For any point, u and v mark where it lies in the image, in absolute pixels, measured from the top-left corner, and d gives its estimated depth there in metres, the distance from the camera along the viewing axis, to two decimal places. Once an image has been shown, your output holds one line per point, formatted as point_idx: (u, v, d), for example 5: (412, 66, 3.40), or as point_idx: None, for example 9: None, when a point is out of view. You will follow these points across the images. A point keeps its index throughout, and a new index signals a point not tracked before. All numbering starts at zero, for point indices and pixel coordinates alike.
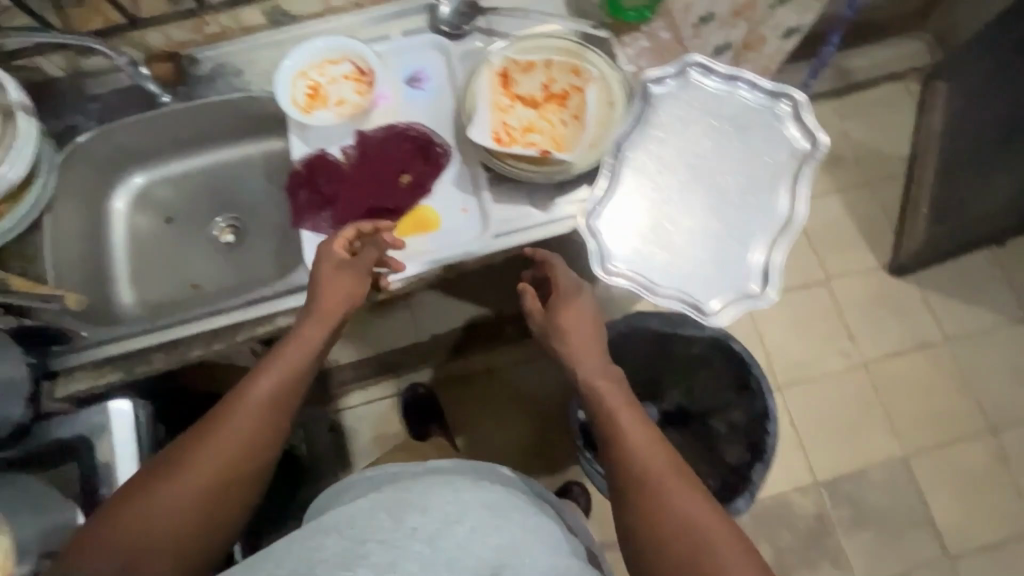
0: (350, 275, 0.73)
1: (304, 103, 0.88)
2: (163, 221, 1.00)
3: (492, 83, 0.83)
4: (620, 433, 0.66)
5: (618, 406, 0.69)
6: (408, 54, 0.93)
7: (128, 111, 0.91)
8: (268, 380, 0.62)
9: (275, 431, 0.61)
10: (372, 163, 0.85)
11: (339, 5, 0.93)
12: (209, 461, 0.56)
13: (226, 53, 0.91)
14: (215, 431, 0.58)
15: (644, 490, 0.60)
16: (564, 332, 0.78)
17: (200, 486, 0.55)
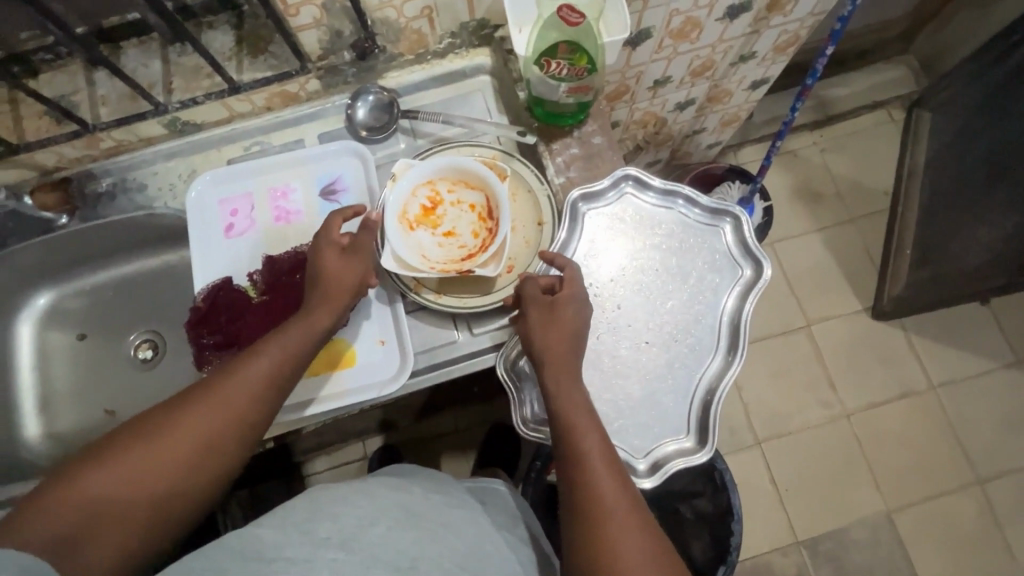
0: (360, 259, 0.71)
1: (413, 218, 0.76)
2: (77, 337, 0.94)
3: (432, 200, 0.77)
4: (584, 465, 0.58)
5: (588, 431, 0.60)
6: (321, 160, 0.85)
7: (20, 235, 0.84)
8: (261, 381, 0.61)
9: (253, 416, 0.60)
10: (281, 291, 0.78)
11: (246, 110, 0.85)
12: (196, 426, 0.57)
13: (126, 168, 0.85)
14: (198, 412, 0.58)
15: (608, 537, 0.54)
16: (549, 329, 0.66)
17: (185, 447, 0.56)
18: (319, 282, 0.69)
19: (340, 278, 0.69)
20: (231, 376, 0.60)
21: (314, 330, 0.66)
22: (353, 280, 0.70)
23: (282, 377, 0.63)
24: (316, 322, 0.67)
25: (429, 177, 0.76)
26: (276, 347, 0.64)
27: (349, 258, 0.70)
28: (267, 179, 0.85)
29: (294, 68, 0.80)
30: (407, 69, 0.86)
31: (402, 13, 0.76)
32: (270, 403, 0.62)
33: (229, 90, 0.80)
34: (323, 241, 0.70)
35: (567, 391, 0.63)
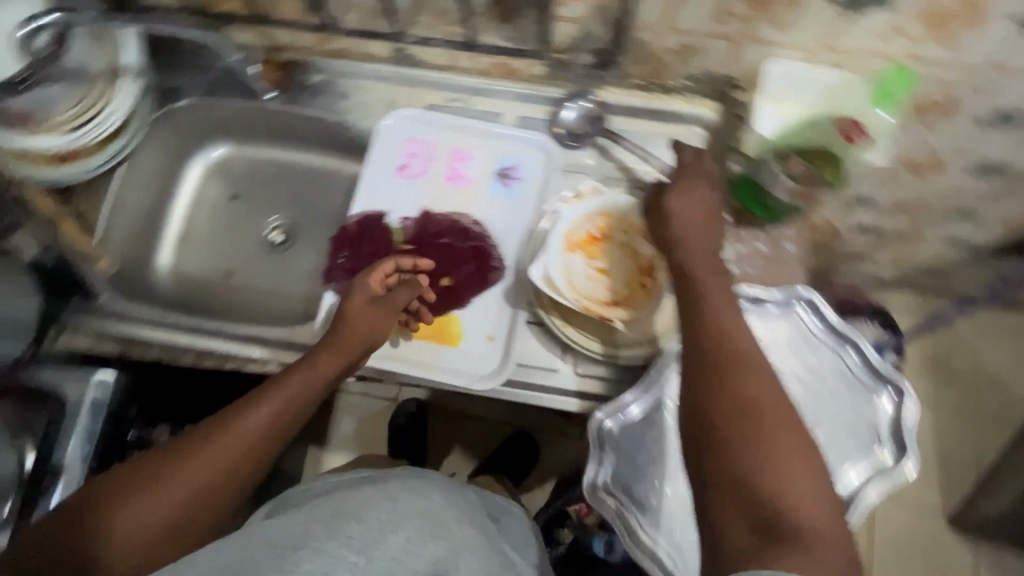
0: (382, 311, 0.72)
1: (574, 241, 0.74)
2: (228, 196, 1.00)
3: (597, 233, 0.74)
4: (726, 330, 0.52)
5: (735, 334, 0.52)
6: (510, 142, 0.85)
7: (229, 93, 0.90)
8: (258, 423, 0.61)
9: (250, 465, 0.59)
10: (422, 250, 0.80)
11: (464, 66, 0.86)
12: (189, 474, 0.57)
13: (339, 74, 0.88)
14: (189, 456, 0.57)
15: (730, 379, 0.49)
16: (712, 275, 0.57)
17: (178, 499, 0.56)
18: (335, 332, 0.69)
19: (358, 334, 0.69)
20: (226, 427, 0.59)
21: (318, 377, 0.65)
22: (369, 328, 0.70)
23: (280, 422, 0.62)
24: (324, 370, 0.66)
25: (603, 210, 0.76)
26: (277, 395, 0.63)
27: (374, 310, 0.71)
28: (453, 138, 0.85)
29: (531, 49, 0.79)
30: (629, 91, 0.83)
31: (661, 42, 0.73)
32: (266, 447, 0.61)
33: (464, 44, 0.80)
34: (360, 297, 0.72)
35: (718, 321, 0.53)
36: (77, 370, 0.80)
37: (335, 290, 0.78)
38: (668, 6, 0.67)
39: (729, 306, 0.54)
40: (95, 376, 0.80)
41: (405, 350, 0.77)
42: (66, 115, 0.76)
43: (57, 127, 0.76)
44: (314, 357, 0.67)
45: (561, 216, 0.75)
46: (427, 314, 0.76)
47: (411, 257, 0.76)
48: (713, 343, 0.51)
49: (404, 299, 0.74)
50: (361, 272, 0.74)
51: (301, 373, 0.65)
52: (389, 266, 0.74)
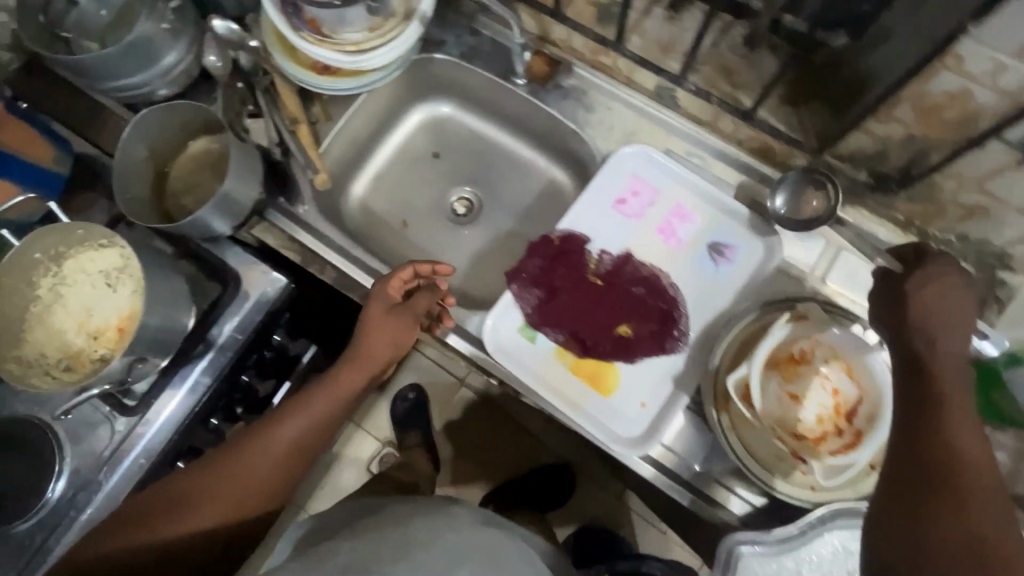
0: (404, 318, 0.74)
1: (777, 359, 0.69)
2: (432, 152, 1.02)
3: (800, 357, 0.69)
4: (946, 434, 0.50)
5: (965, 442, 0.49)
6: (733, 219, 0.81)
7: (485, 64, 0.91)
8: (302, 433, 0.71)
9: (297, 462, 0.71)
10: (612, 291, 0.78)
11: (722, 128, 0.83)
12: (244, 481, 0.67)
13: (595, 86, 0.87)
14: (238, 468, 0.68)
15: (956, 508, 0.46)
16: (953, 379, 0.53)
17: (240, 499, 0.67)
18: (362, 351, 0.73)
19: (384, 347, 0.74)
20: (266, 441, 0.69)
21: (347, 388, 0.73)
22: (392, 343, 0.75)
23: (321, 428, 0.72)
24: (349, 385, 0.73)
25: (818, 337, 0.70)
26: (312, 408, 0.71)
27: (393, 323, 0.74)
28: (681, 193, 0.82)
29: (806, 142, 0.75)
30: (881, 221, 0.78)
31: (957, 195, 0.67)
32: (312, 444, 0.72)
33: (740, 112, 0.77)
34: (381, 305, 0.74)
35: (954, 424, 0.50)
36: (259, 262, 0.84)
37: (517, 294, 0.78)
38: (998, 169, 0.61)
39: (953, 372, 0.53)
40: (269, 276, 0.83)
41: (559, 379, 0.76)
42: (350, 36, 0.79)
43: (337, 44, 0.79)
44: (339, 376, 0.73)
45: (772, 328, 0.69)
46: (445, 318, 0.78)
47: (430, 262, 0.75)
48: (931, 454, 0.49)
49: (425, 304, 0.76)
50: (379, 280, 0.74)
51: (331, 388, 0.72)
52: (409, 274, 0.74)
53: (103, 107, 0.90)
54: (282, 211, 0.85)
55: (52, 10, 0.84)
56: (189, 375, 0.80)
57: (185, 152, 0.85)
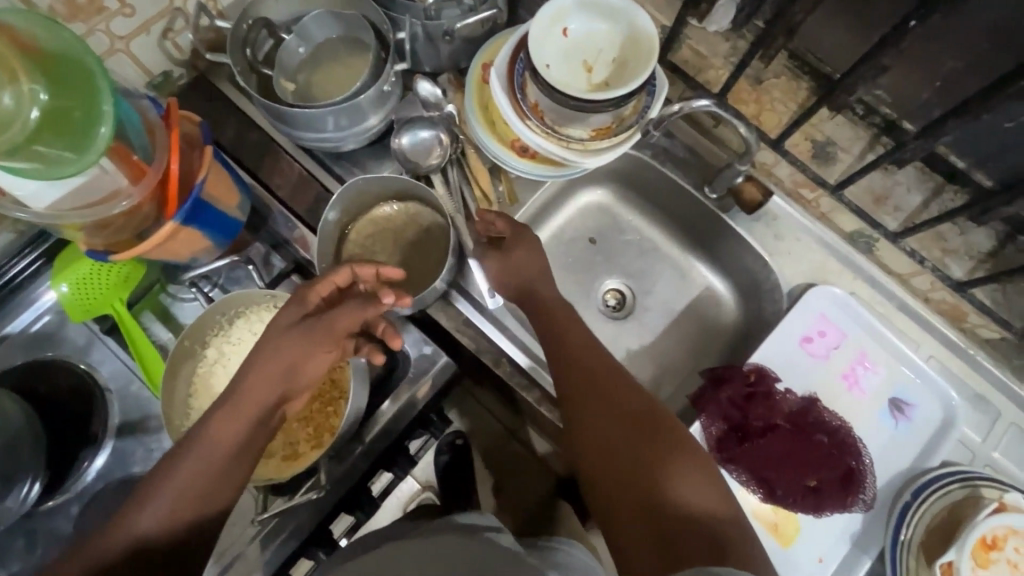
0: (330, 317, 0.61)
1: (982, 552, 0.68)
2: (588, 238, 0.99)
3: (1000, 549, 0.68)
4: (608, 418, 0.63)
5: (599, 426, 0.62)
6: (915, 377, 0.81)
7: (678, 169, 0.89)
8: (212, 441, 0.56)
9: (221, 473, 0.56)
10: (801, 437, 0.76)
11: (914, 284, 0.83)
12: (140, 519, 0.53)
13: (790, 217, 0.86)
14: (148, 497, 0.54)
15: (637, 440, 0.60)
16: (562, 341, 0.70)
17: (134, 543, 0.52)
18: (257, 368, 0.59)
19: (275, 375, 0.59)
20: (167, 462, 0.56)
21: (270, 383, 0.59)
22: (306, 343, 0.60)
23: (235, 440, 0.57)
24: (263, 390, 0.59)
25: (1015, 526, 0.68)
26: (211, 429, 0.57)
27: (299, 338, 0.60)
28: (869, 342, 0.82)
29: (1012, 324, 0.77)
30: None
31: None
32: (234, 463, 0.57)
33: (951, 281, 0.78)
34: (285, 321, 0.62)
35: (595, 398, 0.64)
36: (432, 344, 0.79)
37: (702, 424, 0.77)
38: None
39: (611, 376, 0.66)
40: (444, 360, 0.79)
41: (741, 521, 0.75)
42: (576, 133, 0.75)
43: (563, 141, 0.76)
44: (228, 405, 0.58)
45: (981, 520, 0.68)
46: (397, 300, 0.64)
47: (372, 266, 0.67)
48: (591, 442, 0.62)
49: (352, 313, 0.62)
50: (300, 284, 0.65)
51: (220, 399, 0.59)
52: (344, 275, 0.65)
53: (276, 146, 0.83)
54: (462, 292, 0.80)
55: (254, 41, 0.77)
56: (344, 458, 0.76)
57: (371, 214, 0.80)
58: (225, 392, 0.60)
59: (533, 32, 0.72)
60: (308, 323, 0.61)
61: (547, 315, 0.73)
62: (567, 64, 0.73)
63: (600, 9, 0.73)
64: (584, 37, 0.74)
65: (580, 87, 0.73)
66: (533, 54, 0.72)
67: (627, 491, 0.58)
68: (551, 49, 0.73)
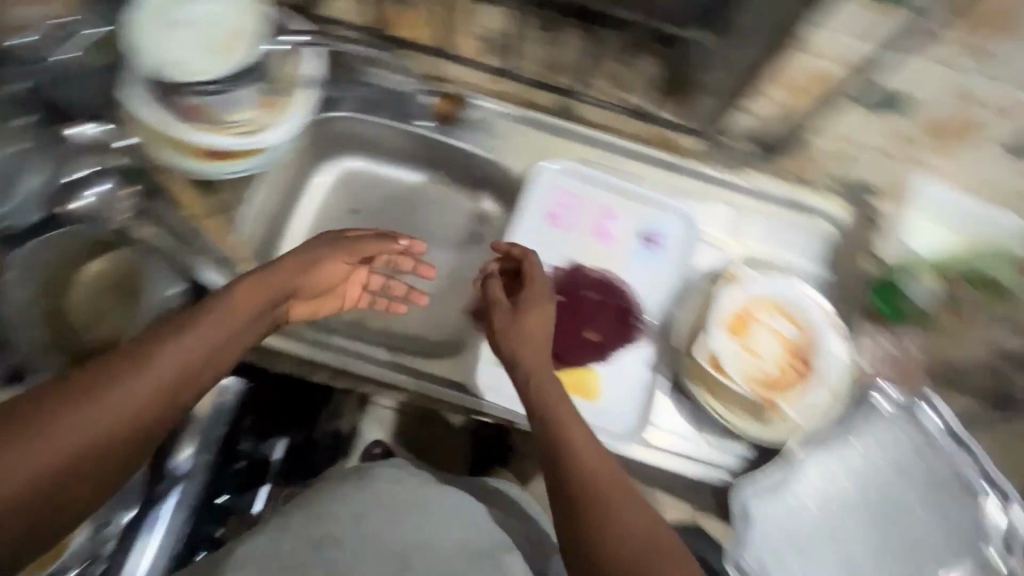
0: (314, 254, 0.68)
1: (729, 321, 0.76)
2: (347, 209, 0.98)
3: (740, 310, 0.76)
4: (611, 506, 0.48)
5: (575, 469, 0.50)
6: (655, 207, 0.88)
7: (384, 112, 0.90)
8: (141, 406, 0.47)
9: (121, 444, 0.47)
10: (569, 302, 0.82)
11: (621, 129, 0.90)
12: (55, 429, 0.43)
13: (499, 114, 0.90)
14: (56, 413, 0.44)
15: (600, 499, 0.48)
16: (523, 327, 0.61)
17: (50, 458, 0.43)
18: (211, 347, 0.53)
19: (225, 341, 0.55)
20: (119, 358, 0.48)
21: (230, 320, 0.55)
22: (258, 299, 0.60)
23: (121, 455, 0.47)
24: (222, 326, 0.54)
25: (749, 295, 0.77)
26: (193, 330, 0.52)
27: (251, 291, 0.59)
28: (604, 195, 0.89)
29: (701, 129, 0.85)
30: (775, 180, 0.88)
31: (826, 146, 0.80)
32: (94, 474, 0.46)
33: (639, 113, 0.85)
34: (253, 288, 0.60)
35: (561, 415, 0.54)
36: None
37: None
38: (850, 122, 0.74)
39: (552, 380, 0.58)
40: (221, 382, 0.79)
41: None
42: (243, 116, 0.75)
43: (231, 127, 0.75)
44: (208, 316, 0.54)
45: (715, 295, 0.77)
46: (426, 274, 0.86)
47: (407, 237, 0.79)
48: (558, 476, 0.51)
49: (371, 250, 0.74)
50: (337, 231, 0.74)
51: (183, 362, 0.50)
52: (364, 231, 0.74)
53: None
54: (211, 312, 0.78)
55: None
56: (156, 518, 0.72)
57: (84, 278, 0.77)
58: (196, 308, 0.55)
59: (136, 41, 0.70)
60: (326, 250, 0.69)
61: (499, 312, 0.64)
62: (190, 50, 0.71)
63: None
64: (196, 18, 0.72)
65: (215, 67, 0.71)
66: (146, 61, 0.70)
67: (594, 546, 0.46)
68: (166, 45, 0.71)
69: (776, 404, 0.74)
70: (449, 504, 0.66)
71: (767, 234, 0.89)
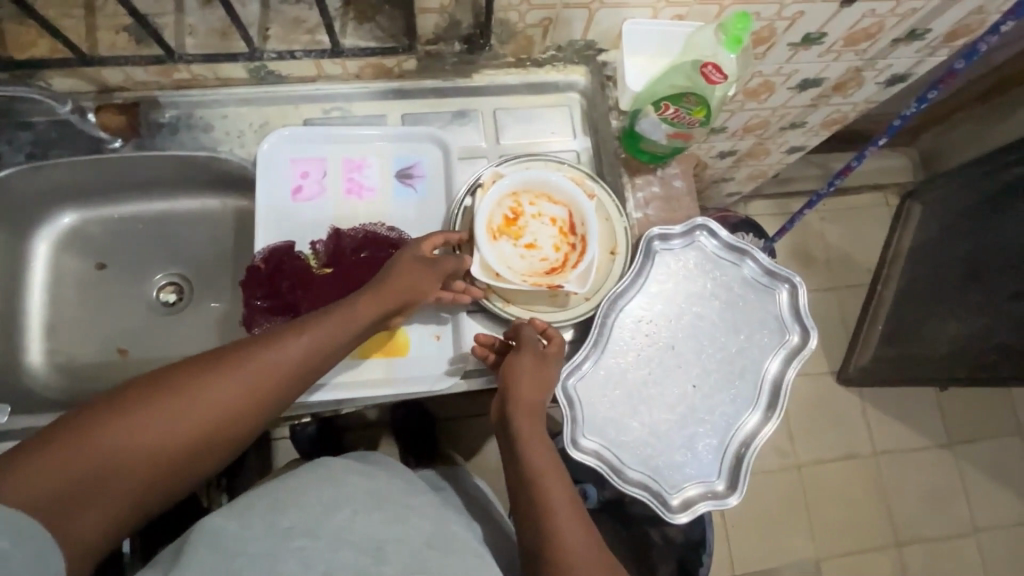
0: (434, 279, 0.70)
1: (496, 227, 0.75)
2: (94, 266, 0.87)
3: (504, 211, 0.76)
4: (576, 515, 0.59)
5: (548, 489, 0.60)
6: (401, 141, 0.83)
7: (64, 149, 0.78)
8: (220, 415, 0.54)
9: (218, 444, 0.55)
10: (344, 270, 0.77)
11: (334, 73, 0.82)
12: (162, 433, 0.51)
13: (197, 104, 0.80)
14: (152, 412, 0.51)
15: (545, 512, 0.58)
16: (522, 376, 0.68)
17: (165, 447, 0.51)
18: (304, 360, 0.59)
19: (300, 363, 0.59)
20: (224, 369, 0.55)
21: (332, 341, 0.61)
22: (375, 309, 0.66)
23: (190, 463, 0.53)
24: (334, 340, 0.62)
25: (513, 189, 0.77)
26: (290, 350, 0.58)
27: (343, 317, 0.63)
28: (345, 148, 0.83)
29: (400, 44, 0.78)
30: (504, 70, 0.86)
31: (525, 20, 0.77)
32: (170, 477, 0.52)
33: (328, 52, 0.76)
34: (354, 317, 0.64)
35: (534, 449, 0.64)
36: None
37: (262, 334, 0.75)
38: None
39: (545, 453, 0.64)
40: None
41: (352, 372, 0.75)
42: None
43: None
44: (307, 332, 0.60)
45: (477, 204, 0.75)
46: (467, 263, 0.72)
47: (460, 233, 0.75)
48: (520, 490, 0.61)
49: (451, 266, 0.72)
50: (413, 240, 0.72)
51: (249, 392, 0.55)
52: (441, 237, 0.73)
53: None
54: None
55: None
56: None
57: None
58: (304, 321, 0.61)
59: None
60: (422, 266, 0.70)
61: (520, 361, 0.69)
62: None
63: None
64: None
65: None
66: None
67: (518, 518, 0.60)
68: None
69: (562, 285, 0.73)
70: (374, 486, 0.60)
71: (518, 126, 0.87)
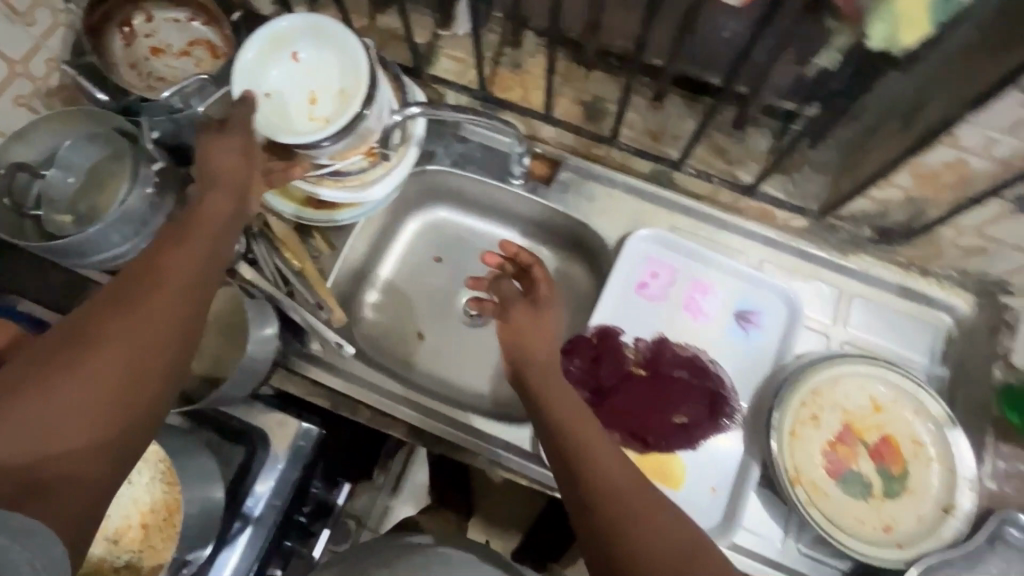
0: (232, 139, 0.62)
1: None
2: (434, 258, 0.96)
3: None
4: (590, 457, 0.55)
5: (622, 508, 0.52)
6: (753, 285, 0.83)
7: (479, 168, 0.90)
8: (164, 333, 0.51)
9: (186, 319, 0.53)
10: (655, 380, 0.78)
11: (721, 201, 0.86)
12: (120, 331, 0.49)
13: (594, 176, 0.88)
14: (73, 380, 0.46)
15: (644, 530, 0.51)
16: (537, 329, 0.65)
17: (101, 366, 0.47)
18: (206, 246, 0.57)
19: (209, 234, 0.57)
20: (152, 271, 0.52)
21: (225, 213, 0.59)
22: (221, 159, 0.61)
23: (164, 361, 0.50)
24: (218, 212, 0.59)
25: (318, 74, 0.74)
26: (191, 239, 0.56)
27: (222, 202, 0.60)
28: (700, 268, 0.84)
29: (808, 208, 0.81)
30: (885, 264, 0.82)
31: (956, 239, 0.73)
32: (126, 398, 0.48)
33: (743, 188, 0.82)
34: (216, 210, 0.59)
35: (583, 447, 0.55)
36: (283, 416, 0.78)
37: None
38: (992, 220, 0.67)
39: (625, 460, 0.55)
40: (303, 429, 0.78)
41: None
42: (357, 166, 0.75)
43: (342, 180, 0.77)
44: (196, 220, 0.58)
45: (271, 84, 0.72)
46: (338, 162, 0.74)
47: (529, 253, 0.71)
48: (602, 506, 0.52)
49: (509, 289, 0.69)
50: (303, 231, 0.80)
51: (194, 279, 0.54)
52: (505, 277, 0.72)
53: (81, 280, 0.82)
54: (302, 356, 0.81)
55: (14, 189, 0.77)
56: (226, 560, 0.73)
57: None
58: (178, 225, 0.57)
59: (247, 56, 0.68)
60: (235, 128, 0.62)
61: (511, 314, 0.66)
62: (293, 91, 0.69)
63: (329, 38, 0.69)
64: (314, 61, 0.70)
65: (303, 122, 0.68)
66: (250, 84, 0.68)
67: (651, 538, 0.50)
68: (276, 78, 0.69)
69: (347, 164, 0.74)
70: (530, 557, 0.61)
71: (872, 322, 0.82)
